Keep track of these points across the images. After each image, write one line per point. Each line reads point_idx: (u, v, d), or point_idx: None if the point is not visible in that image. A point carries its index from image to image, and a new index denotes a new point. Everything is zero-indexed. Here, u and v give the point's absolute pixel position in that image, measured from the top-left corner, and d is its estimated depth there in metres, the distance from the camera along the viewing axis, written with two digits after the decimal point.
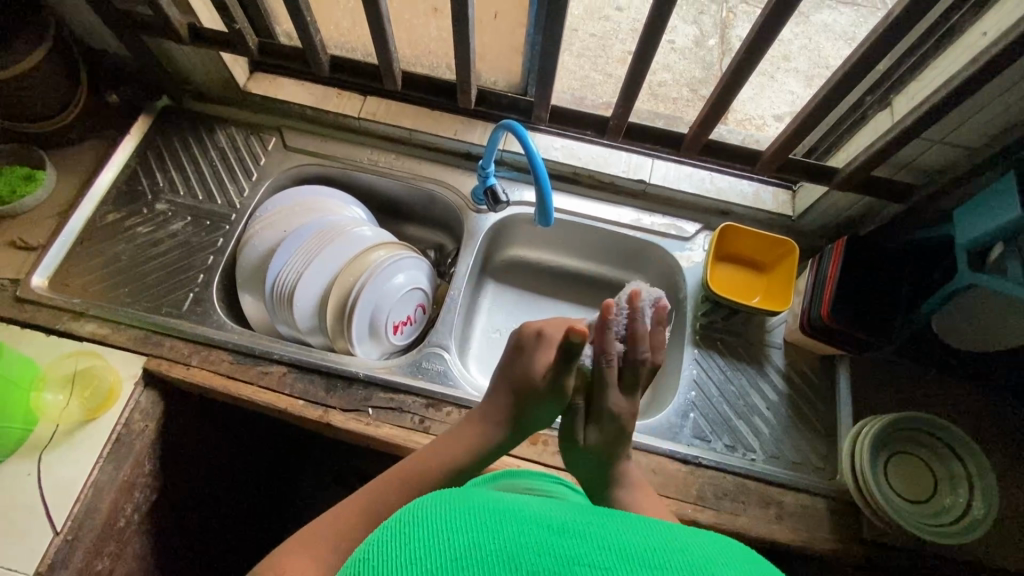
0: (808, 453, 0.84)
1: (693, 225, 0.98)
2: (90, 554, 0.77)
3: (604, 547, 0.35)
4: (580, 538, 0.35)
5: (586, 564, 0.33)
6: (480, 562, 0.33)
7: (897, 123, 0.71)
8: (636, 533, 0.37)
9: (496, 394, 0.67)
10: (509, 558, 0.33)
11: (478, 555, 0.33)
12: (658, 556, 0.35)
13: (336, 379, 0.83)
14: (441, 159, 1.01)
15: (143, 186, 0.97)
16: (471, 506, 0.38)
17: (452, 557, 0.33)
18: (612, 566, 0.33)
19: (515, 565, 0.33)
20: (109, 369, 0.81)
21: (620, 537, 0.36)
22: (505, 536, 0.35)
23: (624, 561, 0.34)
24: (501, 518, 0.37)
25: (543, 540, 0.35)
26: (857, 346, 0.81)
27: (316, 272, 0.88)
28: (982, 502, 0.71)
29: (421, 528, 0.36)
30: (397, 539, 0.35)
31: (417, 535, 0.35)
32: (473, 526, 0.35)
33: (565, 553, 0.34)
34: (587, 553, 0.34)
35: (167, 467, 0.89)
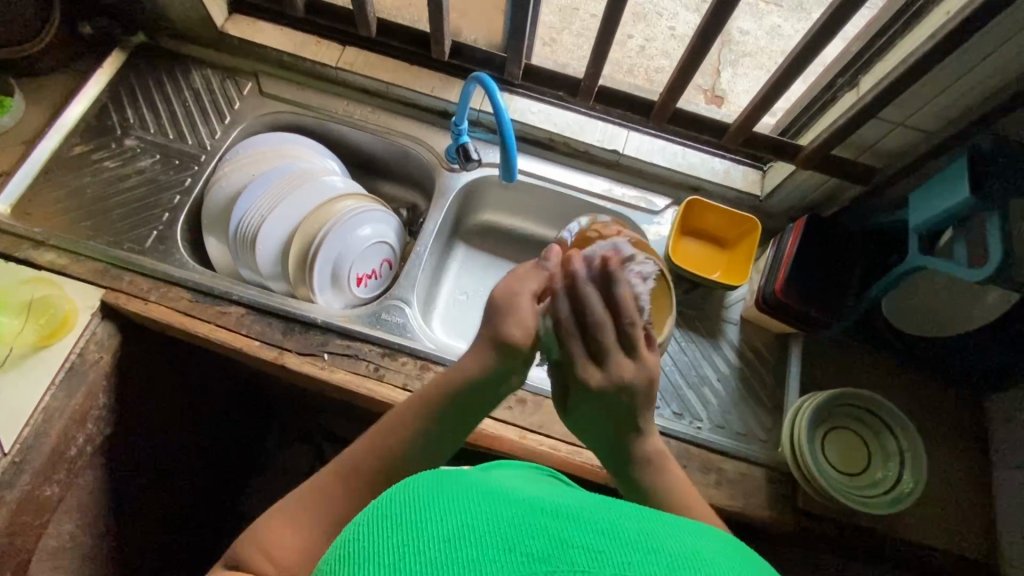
0: (753, 425, 0.86)
1: (663, 199, 0.99)
2: (37, 478, 0.78)
3: (601, 530, 0.31)
4: (578, 521, 0.32)
5: (580, 546, 0.30)
6: (467, 544, 0.30)
7: (860, 102, 0.72)
8: (639, 518, 0.33)
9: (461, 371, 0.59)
10: (500, 541, 0.30)
11: (468, 535, 0.30)
12: (661, 543, 0.31)
13: (293, 323, 0.83)
14: (417, 115, 1.01)
15: (113, 122, 0.96)
16: (457, 487, 0.35)
17: (436, 537, 0.30)
18: (608, 549, 0.30)
19: (507, 548, 0.29)
20: (66, 298, 0.81)
21: (621, 520, 0.32)
22: (494, 516, 0.32)
23: (624, 545, 0.30)
24: (487, 496, 0.34)
25: (538, 522, 0.31)
26: (808, 323, 0.83)
27: (281, 217, 0.88)
28: (911, 475, 0.74)
29: (405, 507, 0.33)
30: (375, 521, 0.33)
31: (398, 516, 0.32)
32: (461, 506, 0.32)
33: (557, 532, 0.30)
34: (582, 535, 0.30)
35: (123, 402, 0.90)
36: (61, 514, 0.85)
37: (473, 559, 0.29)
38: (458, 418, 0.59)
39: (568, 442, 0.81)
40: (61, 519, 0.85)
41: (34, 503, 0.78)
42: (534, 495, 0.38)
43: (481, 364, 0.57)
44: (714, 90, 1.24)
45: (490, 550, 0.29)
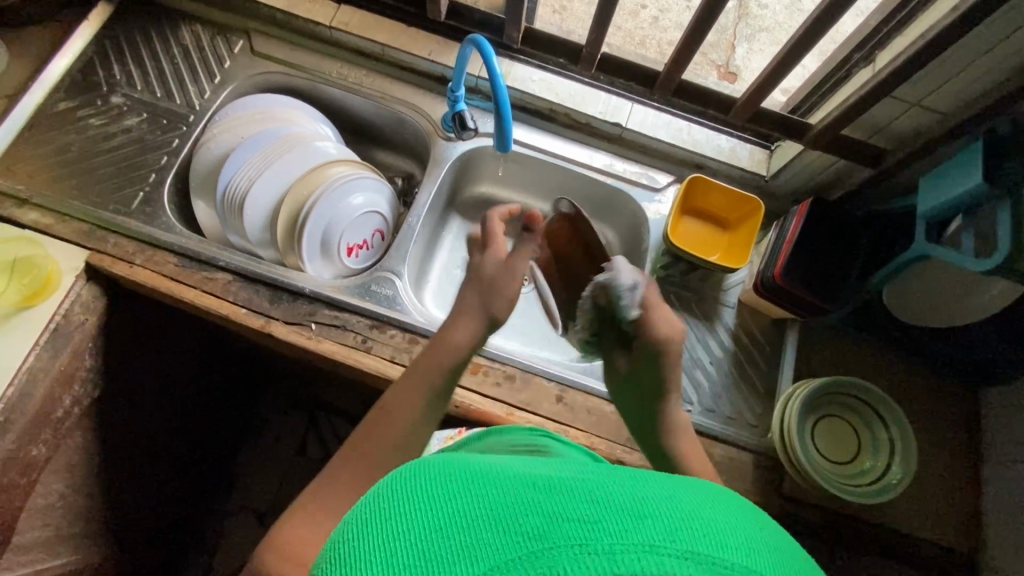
0: (744, 410, 0.85)
1: (665, 176, 0.96)
2: (22, 437, 0.77)
3: (592, 500, 0.30)
4: (569, 493, 0.31)
5: (574, 521, 0.29)
6: (459, 528, 0.30)
7: (874, 80, 0.69)
8: (636, 483, 0.32)
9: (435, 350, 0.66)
10: (489, 523, 0.30)
11: (460, 523, 0.30)
12: (655, 507, 0.29)
13: (281, 292, 0.82)
14: (413, 80, 0.97)
15: (99, 78, 0.93)
16: (448, 472, 0.35)
17: (427, 528, 0.30)
18: (603, 520, 0.29)
19: (498, 529, 0.29)
20: (49, 259, 0.80)
21: (616, 489, 0.31)
22: (484, 497, 0.31)
23: (615, 513, 0.29)
24: (478, 477, 0.34)
25: (530, 500, 0.30)
26: (807, 309, 0.80)
27: (270, 182, 0.85)
28: (899, 466, 0.73)
29: (397, 503, 0.33)
30: (372, 516, 0.33)
31: (393, 511, 0.33)
32: (452, 493, 0.32)
33: (551, 507, 0.30)
34: (574, 507, 0.30)
35: (111, 364, 0.89)
36: (50, 474, 0.86)
37: (464, 542, 0.29)
38: (442, 387, 0.65)
39: (555, 421, 0.80)
40: (49, 478, 0.86)
41: (19, 462, 0.78)
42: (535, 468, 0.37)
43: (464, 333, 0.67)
44: (728, 66, 1.19)
45: (484, 534, 0.29)
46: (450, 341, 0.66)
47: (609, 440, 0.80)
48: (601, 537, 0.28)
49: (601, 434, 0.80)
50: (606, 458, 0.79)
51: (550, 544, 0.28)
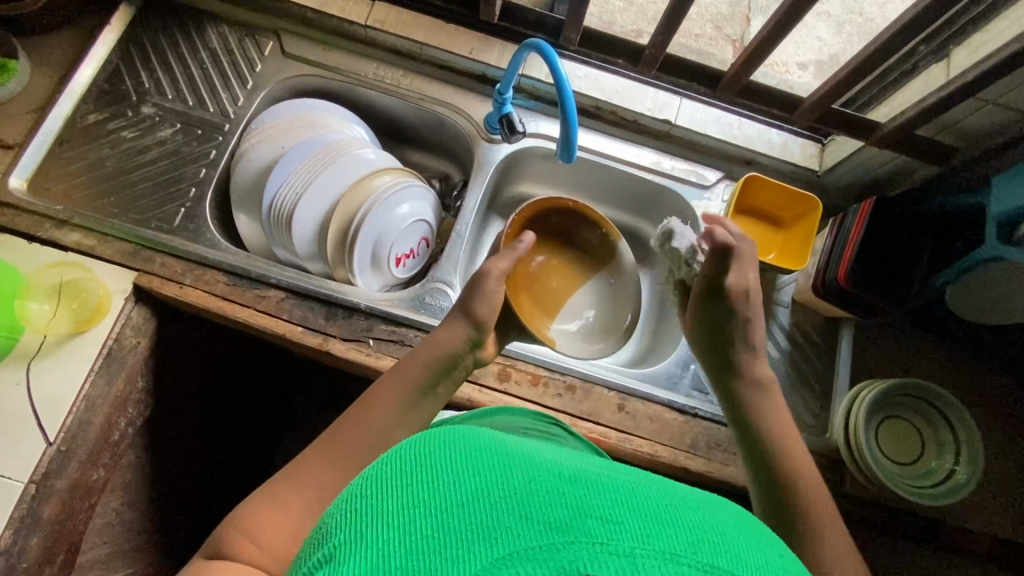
0: (802, 411, 0.85)
1: (714, 172, 0.94)
2: (84, 465, 0.77)
3: (618, 501, 0.31)
4: (595, 488, 0.31)
5: (597, 517, 0.29)
6: (486, 509, 0.30)
7: (952, 79, 0.67)
8: (658, 487, 0.33)
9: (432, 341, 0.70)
10: (514, 508, 0.30)
11: (483, 499, 0.30)
12: (676, 515, 0.30)
13: (335, 308, 0.80)
14: (453, 80, 0.94)
15: (127, 87, 0.89)
16: (471, 446, 0.35)
17: (451, 503, 0.30)
18: (625, 521, 0.29)
19: (522, 514, 0.29)
20: (98, 282, 0.78)
21: (639, 492, 0.32)
22: (509, 480, 0.31)
23: (642, 518, 0.30)
24: (503, 458, 0.33)
25: (553, 490, 0.31)
26: (867, 310, 0.80)
27: (316, 194, 0.83)
28: (966, 467, 0.73)
29: (424, 467, 0.33)
30: (393, 479, 0.33)
31: (419, 475, 0.33)
32: (476, 469, 0.32)
33: (576, 501, 0.30)
34: (597, 504, 0.30)
35: (159, 384, 0.88)
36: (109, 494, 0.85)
37: (490, 523, 0.29)
38: (436, 384, 0.68)
39: (618, 429, 0.80)
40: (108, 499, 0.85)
41: (83, 488, 0.78)
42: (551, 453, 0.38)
43: (458, 328, 0.71)
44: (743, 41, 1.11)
45: (505, 519, 0.29)
46: (440, 343, 0.69)
47: (671, 446, 0.79)
48: (625, 540, 0.28)
49: (663, 440, 0.79)
50: (670, 465, 0.79)
51: (573, 538, 0.28)
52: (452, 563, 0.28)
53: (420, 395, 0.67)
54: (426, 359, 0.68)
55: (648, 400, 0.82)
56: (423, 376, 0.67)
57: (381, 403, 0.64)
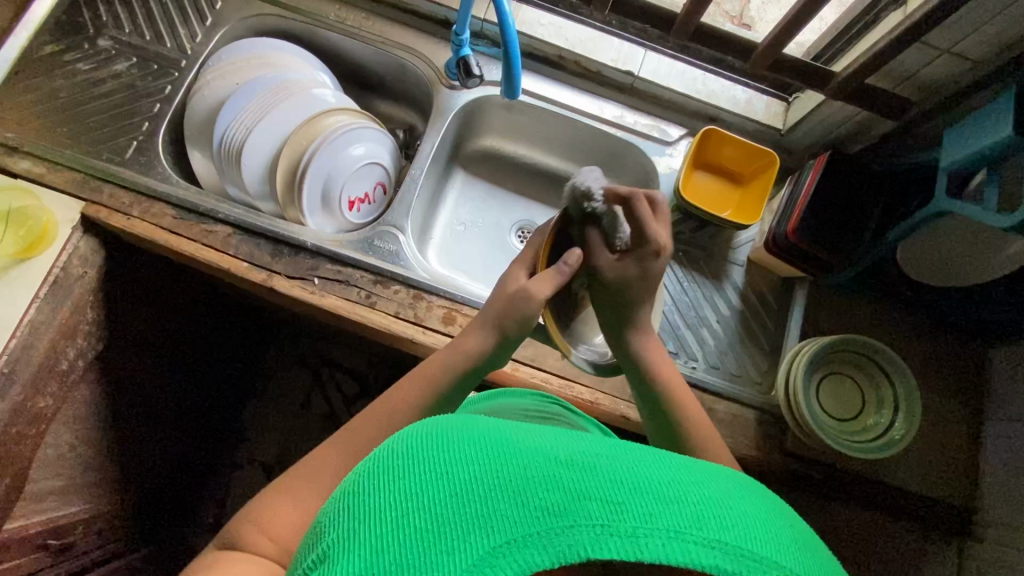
0: (748, 367, 0.85)
1: (677, 128, 0.92)
2: (29, 390, 0.78)
3: (616, 482, 0.32)
4: (592, 469, 0.33)
5: (598, 499, 0.31)
6: (482, 498, 0.32)
7: (904, 21, 0.65)
8: (652, 464, 0.35)
9: (467, 339, 0.68)
10: (511, 494, 0.32)
11: (479, 490, 0.32)
12: (675, 492, 0.32)
13: (282, 245, 0.80)
14: (415, 24, 0.92)
15: (85, 19, 0.88)
16: (465, 437, 0.36)
17: (444, 496, 0.32)
18: (626, 501, 0.31)
19: (518, 500, 0.31)
20: (44, 209, 0.78)
21: (632, 469, 0.34)
22: (507, 467, 0.33)
23: (640, 495, 0.32)
24: (497, 445, 0.35)
25: (550, 474, 0.32)
26: (818, 267, 0.80)
27: (269, 131, 0.83)
28: (903, 422, 0.73)
29: (414, 462, 0.35)
30: (387, 477, 0.35)
31: (411, 472, 0.35)
32: (474, 459, 0.34)
33: (574, 485, 0.32)
34: (597, 486, 0.32)
35: (112, 319, 0.89)
36: (59, 425, 0.86)
37: (484, 513, 0.31)
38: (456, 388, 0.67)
39: (560, 376, 0.80)
40: (58, 429, 0.87)
41: (28, 414, 0.79)
42: (544, 430, 0.39)
43: (485, 335, 0.68)
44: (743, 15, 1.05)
45: (502, 506, 0.31)
46: (465, 348, 0.68)
47: (612, 395, 0.80)
48: (625, 520, 0.31)
49: (605, 389, 0.80)
50: (610, 413, 0.79)
51: (572, 522, 0.31)
52: (450, 555, 0.30)
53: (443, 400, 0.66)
54: (451, 363, 0.67)
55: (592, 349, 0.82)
56: (450, 380, 0.67)
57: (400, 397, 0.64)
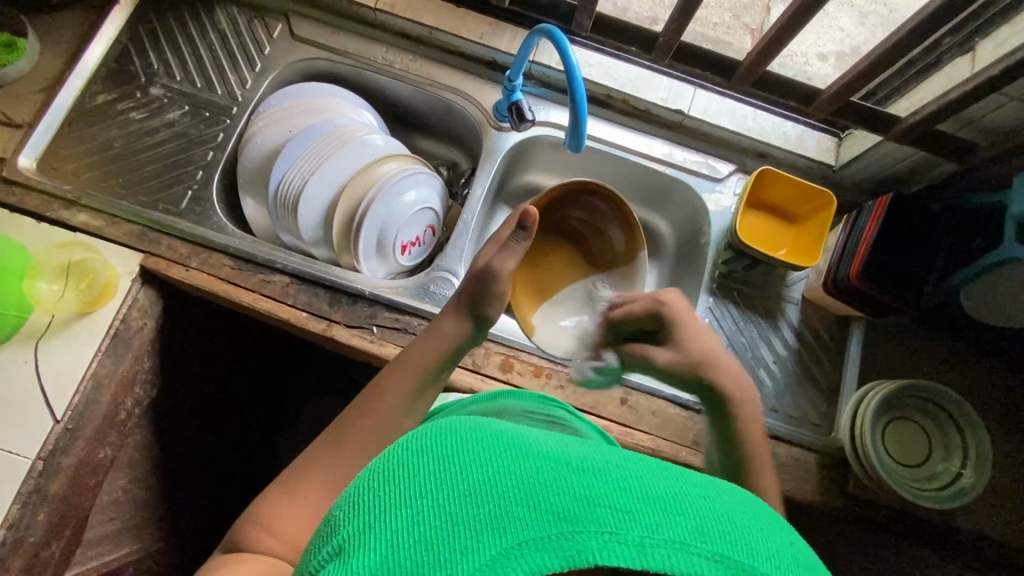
0: (808, 410, 0.84)
1: (727, 166, 0.92)
2: (91, 443, 0.78)
3: (625, 487, 0.31)
4: (601, 474, 0.32)
5: (607, 506, 0.30)
6: (496, 499, 0.30)
7: (977, 72, 0.65)
8: (664, 473, 0.33)
9: (437, 327, 0.67)
10: (523, 497, 0.30)
11: (487, 490, 0.31)
12: (683, 502, 0.31)
13: (340, 294, 0.80)
14: (462, 65, 0.92)
15: (136, 68, 0.89)
16: (479, 436, 0.35)
17: (455, 494, 0.31)
18: (634, 509, 0.30)
19: (530, 504, 0.30)
20: (105, 263, 0.78)
21: (643, 475, 0.32)
22: (517, 468, 0.32)
23: (649, 504, 0.30)
24: (507, 446, 0.33)
25: (561, 478, 0.31)
26: (879, 310, 0.79)
27: (322, 179, 0.83)
28: (973, 471, 0.72)
29: (426, 456, 0.34)
30: (398, 471, 0.34)
31: (424, 465, 0.33)
32: (484, 459, 0.33)
33: (584, 490, 0.30)
34: (607, 492, 0.30)
35: (165, 366, 0.89)
36: (115, 473, 0.86)
37: (495, 514, 0.30)
38: (439, 371, 0.66)
39: (621, 423, 0.79)
40: (114, 477, 0.86)
41: (90, 466, 0.79)
42: (556, 436, 0.38)
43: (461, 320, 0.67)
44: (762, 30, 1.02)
45: (512, 509, 0.30)
46: (442, 332, 0.67)
47: (673, 441, 0.79)
48: (633, 529, 0.29)
49: (665, 436, 0.79)
50: (671, 460, 0.78)
51: (582, 528, 0.29)
52: (462, 554, 0.28)
53: (427, 385, 0.65)
54: (432, 348, 0.66)
55: (652, 394, 0.81)
56: (431, 367, 0.65)
57: (389, 397, 0.64)
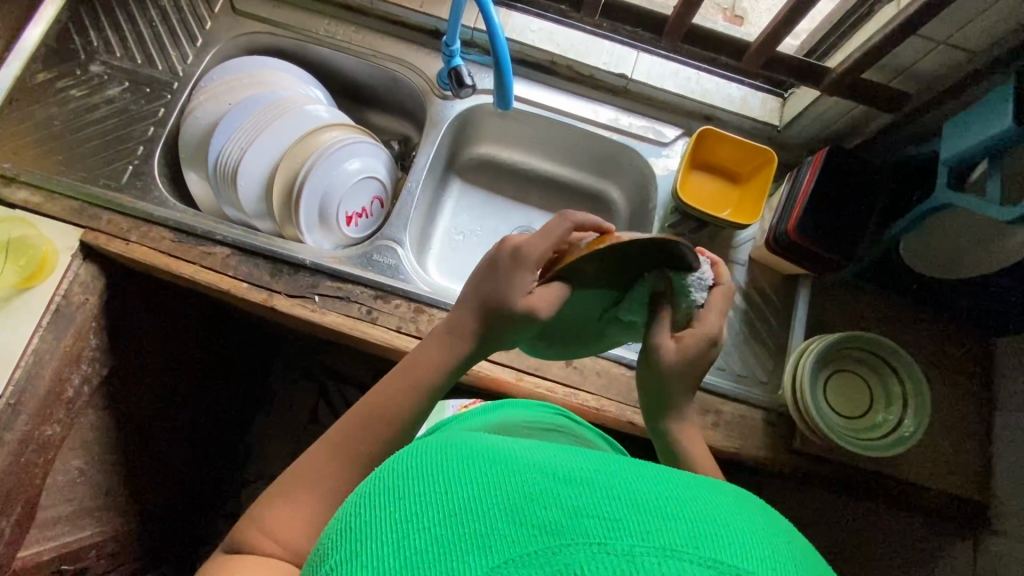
0: (755, 368, 0.84)
1: (673, 129, 0.92)
2: (36, 418, 0.78)
3: (613, 496, 0.29)
4: (590, 485, 0.30)
5: (595, 517, 0.27)
6: (482, 517, 0.28)
7: (899, 15, 0.65)
8: (658, 482, 0.30)
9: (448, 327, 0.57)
10: (509, 514, 0.28)
11: (475, 510, 0.29)
12: (673, 508, 0.28)
13: (281, 264, 0.80)
14: (405, 36, 0.92)
15: (76, 46, 0.89)
16: (469, 453, 0.33)
17: (443, 514, 0.29)
18: (624, 517, 0.27)
19: (516, 519, 0.28)
20: (43, 238, 0.78)
21: (632, 484, 0.30)
22: (506, 485, 0.30)
23: (638, 512, 0.28)
24: (497, 463, 0.32)
25: (549, 491, 0.29)
26: (818, 263, 0.79)
27: (262, 150, 0.83)
28: (913, 419, 0.72)
29: (413, 477, 0.32)
30: (386, 494, 0.32)
31: (412, 487, 0.32)
32: (472, 476, 0.31)
33: (572, 503, 0.28)
34: (595, 503, 0.28)
35: (115, 342, 0.89)
36: (67, 451, 0.86)
37: (482, 531, 0.28)
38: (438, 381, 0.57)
39: (565, 384, 0.79)
40: (67, 456, 0.86)
41: (36, 442, 0.79)
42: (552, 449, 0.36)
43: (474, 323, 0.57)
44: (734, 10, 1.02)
45: (501, 526, 0.28)
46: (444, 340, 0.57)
47: (617, 401, 0.79)
48: (623, 538, 0.26)
49: (609, 396, 0.79)
50: (615, 420, 0.79)
51: (570, 541, 0.26)
52: None
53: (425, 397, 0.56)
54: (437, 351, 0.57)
55: (596, 355, 0.81)
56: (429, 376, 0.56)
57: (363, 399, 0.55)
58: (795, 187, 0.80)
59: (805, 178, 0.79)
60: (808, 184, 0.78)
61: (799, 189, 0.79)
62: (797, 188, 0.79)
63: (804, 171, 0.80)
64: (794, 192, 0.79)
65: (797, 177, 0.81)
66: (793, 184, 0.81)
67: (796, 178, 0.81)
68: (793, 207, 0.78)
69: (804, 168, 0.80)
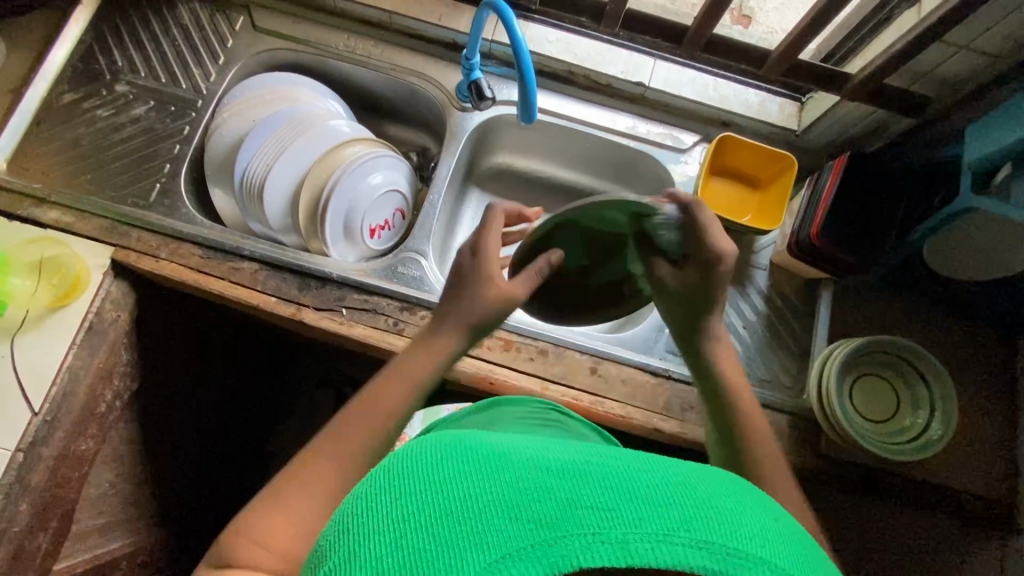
0: (779, 372, 0.84)
1: (691, 136, 0.92)
2: (71, 434, 0.79)
3: (605, 483, 0.28)
4: (582, 473, 0.28)
5: (589, 508, 0.27)
6: (475, 514, 0.27)
7: (920, 21, 0.65)
8: (645, 461, 0.29)
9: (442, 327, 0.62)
10: (501, 508, 0.27)
11: (467, 507, 0.27)
12: (666, 493, 0.27)
13: (308, 278, 0.81)
14: (423, 49, 0.93)
15: (101, 66, 0.90)
16: (458, 446, 0.31)
17: (437, 514, 0.27)
18: (616, 506, 0.27)
19: (510, 514, 0.26)
20: (75, 257, 0.79)
21: (624, 468, 0.29)
22: (496, 479, 0.28)
23: (632, 501, 0.27)
24: (486, 455, 0.30)
25: (540, 483, 0.27)
26: (842, 268, 0.79)
27: (286, 166, 0.84)
28: (940, 422, 0.72)
29: (405, 475, 0.30)
30: (379, 493, 0.31)
31: (405, 486, 0.30)
32: (462, 469, 0.29)
33: (565, 495, 0.27)
34: (588, 493, 0.27)
35: (144, 357, 0.90)
36: (101, 465, 0.87)
37: (476, 531, 0.26)
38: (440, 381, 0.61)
39: (591, 392, 0.80)
40: (100, 469, 0.87)
41: (72, 457, 0.80)
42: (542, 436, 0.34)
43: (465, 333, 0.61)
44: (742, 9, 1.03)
45: (495, 520, 0.26)
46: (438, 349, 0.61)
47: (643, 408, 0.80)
48: (616, 527, 0.26)
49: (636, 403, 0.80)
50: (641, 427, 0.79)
51: (564, 532, 0.26)
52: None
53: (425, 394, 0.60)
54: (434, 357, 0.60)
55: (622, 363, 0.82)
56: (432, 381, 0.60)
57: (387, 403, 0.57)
58: (814, 192, 0.81)
59: (825, 183, 0.80)
60: (829, 189, 0.78)
61: (818, 193, 0.79)
62: (817, 193, 0.80)
63: (823, 176, 0.81)
64: (813, 198, 0.80)
65: (816, 182, 0.81)
66: (812, 189, 0.81)
67: (815, 183, 0.82)
68: (813, 211, 0.79)
69: (823, 174, 0.81)
